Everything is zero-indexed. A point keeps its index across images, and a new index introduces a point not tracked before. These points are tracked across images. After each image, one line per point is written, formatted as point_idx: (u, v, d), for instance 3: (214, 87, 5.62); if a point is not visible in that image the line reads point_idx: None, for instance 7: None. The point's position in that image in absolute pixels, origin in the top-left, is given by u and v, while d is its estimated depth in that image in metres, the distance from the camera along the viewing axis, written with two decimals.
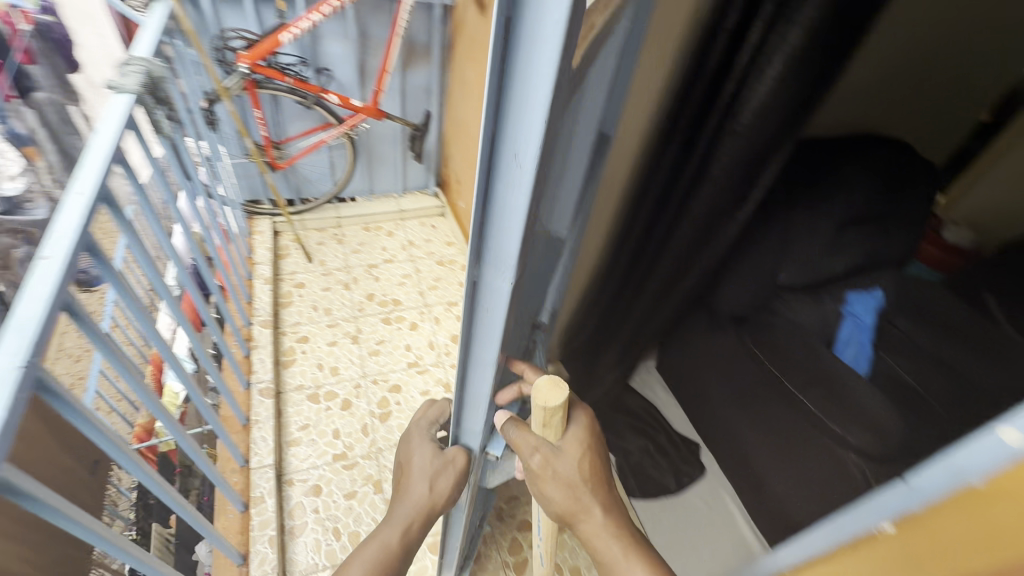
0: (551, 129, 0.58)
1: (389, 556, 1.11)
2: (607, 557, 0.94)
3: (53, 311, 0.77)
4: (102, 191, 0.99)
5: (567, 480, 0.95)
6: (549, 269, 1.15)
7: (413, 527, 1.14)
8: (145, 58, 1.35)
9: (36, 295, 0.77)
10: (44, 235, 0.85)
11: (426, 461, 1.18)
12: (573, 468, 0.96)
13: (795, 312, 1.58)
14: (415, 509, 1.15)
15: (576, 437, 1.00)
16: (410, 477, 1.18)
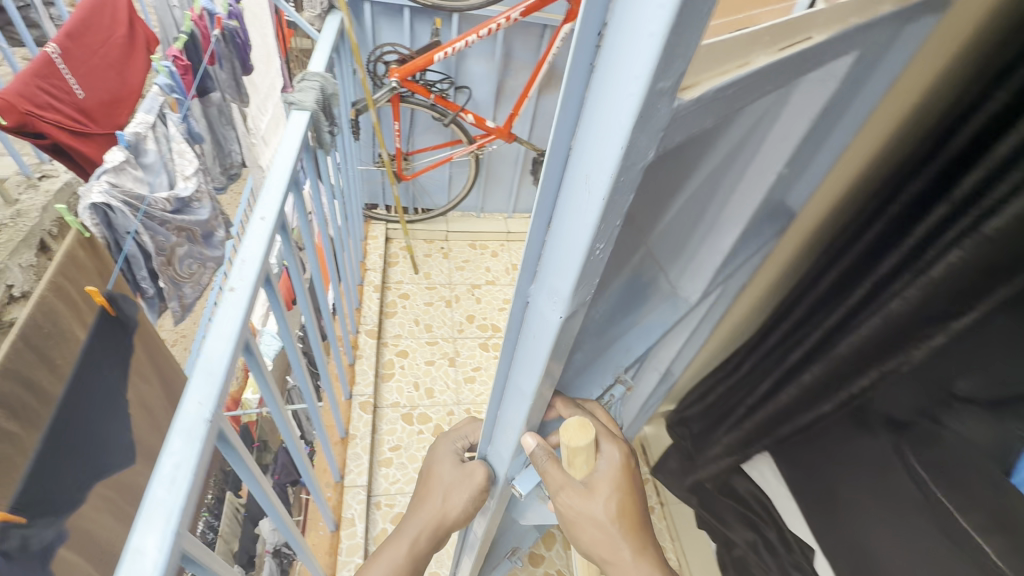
0: (637, 160, 0.46)
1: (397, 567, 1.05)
2: None
3: (236, 352, 0.74)
4: (281, 216, 0.98)
5: (594, 521, 0.84)
6: (629, 308, 1.00)
7: (420, 543, 1.07)
8: (320, 74, 1.36)
9: (222, 333, 0.74)
10: (232, 263, 0.84)
11: (444, 480, 1.12)
12: (605, 511, 0.84)
13: (964, 427, 1.13)
14: (428, 523, 1.07)
15: (614, 485, 0.86)
16: (430, 494, 1.12)
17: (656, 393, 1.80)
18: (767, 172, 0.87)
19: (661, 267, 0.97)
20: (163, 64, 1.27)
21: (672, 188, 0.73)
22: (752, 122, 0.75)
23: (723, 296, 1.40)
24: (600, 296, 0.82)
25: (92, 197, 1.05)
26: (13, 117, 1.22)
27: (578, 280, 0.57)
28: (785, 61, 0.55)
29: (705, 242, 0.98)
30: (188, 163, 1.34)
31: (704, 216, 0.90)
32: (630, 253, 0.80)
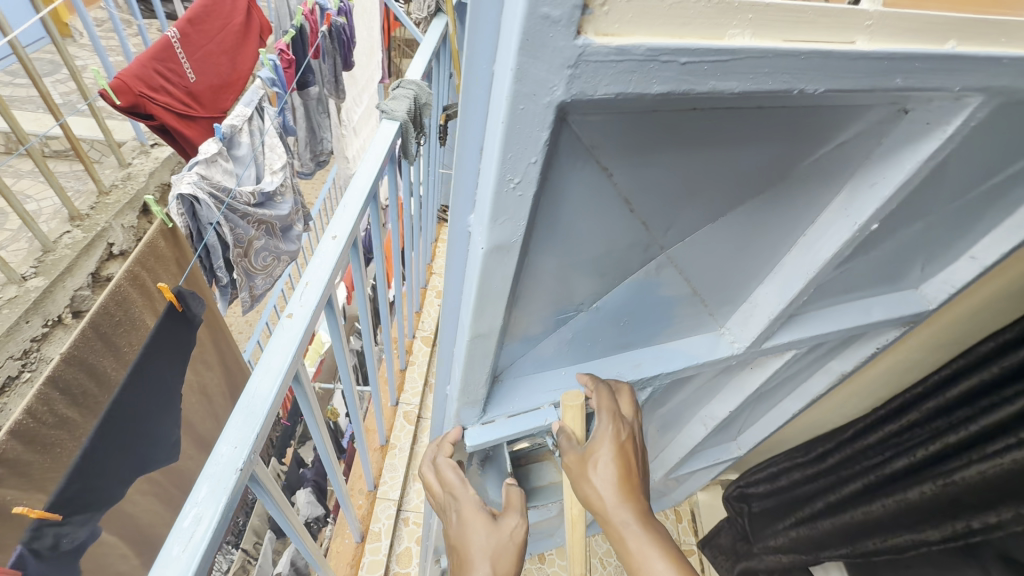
0: (539, 91, 0.37)
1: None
2: None
3: (282, 387, 0.69)
4: (354, 235, 0.93)
5: (595, 495, 0.70)
6: (649, 328, 0.84)
7: None
8: (417, 82, 1.32)
9: (272, 366, 0.69)
10: (296, 286, 0.79)
11: (489, 535, 0.73)
12: (606, 483, 0.71)
13: None
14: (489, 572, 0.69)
15: (619, 448, 0.73)
16: (467, 559, 0.71)
17: (717, 465, 1.65)
18: (846, 223, 0.65)
19: (691, 285, 0.79)
20: (268, 58, 1.28)
21: (687, 185, 0.55)
22: (830, 140, 0.56)
23: (820, 376, 1.24)
24: (581, 289, 0.68)
25: (180, 187, 1.05)
26: (127, 97, 1.26)
27: (492, 219, 0.47)
28: (849, 62, 0.40)
29: (749, 285, 0.80)
30: (277, 158, 1.36)
31: (753, 243, 0.71)
32: (630, 249, 0.63)
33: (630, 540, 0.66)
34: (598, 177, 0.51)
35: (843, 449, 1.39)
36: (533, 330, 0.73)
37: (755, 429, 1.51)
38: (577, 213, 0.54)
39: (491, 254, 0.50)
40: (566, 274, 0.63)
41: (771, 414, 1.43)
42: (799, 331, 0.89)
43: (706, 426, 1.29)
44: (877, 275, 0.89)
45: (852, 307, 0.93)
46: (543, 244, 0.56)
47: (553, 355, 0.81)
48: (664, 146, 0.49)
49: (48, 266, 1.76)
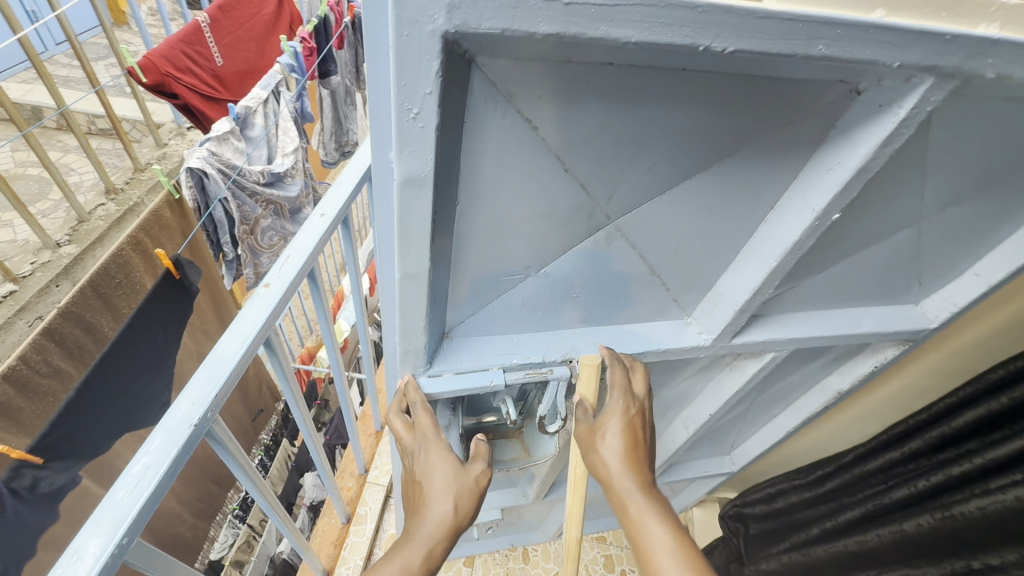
0: (420, 19, 0.50)
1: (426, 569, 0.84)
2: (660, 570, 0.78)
3: (249, 352, 0.71)
4: (343, 214, 0.95)
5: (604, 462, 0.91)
6: (607, 308, 1.02)
7: (437, 557, 0.86)
8: None
9: (241, 330, 0.72)
10: (277, 258, 0.82)
11: (450, 474, 0.90)
12: (614, 454, 0.91)
13: None
14: (434, 525, 0.86)
15: (627, 426, 0.93)
16: (426, 493, 0.89)
17: (711, 479, 1.63)
18: (806, 209, 0.80)
19: (647, 264, 0.96)
20: (289, 46, 1.33)
21: (624, 144, 0.75)
22: (778, 120, 0.74)
23: (815, 393, 1.22)
24: (521, 236, 0.84)
25: (191, 161, 1.11)
26: (152, 75, 1.33)
27: (400, 148, 0.61)
28: (757, 20, 0.53)
29: (719, 269, 0.98)
30: (290, 141, 1.41)
31: (687, 214, 0.87)
32: (559, 197, 0.80)
33: (631, 503, 0.86)
34: (524, 128, 0.70)
35: (841, 474, 1.33)
36: (479, 287, 0.90)
37: (748, 446, 1.48)
38: (489, 151, 0.71)
39: (404, 185, 0.64)
40: (486, 214, 0.79)
41: (761, 428, 1.41)
42: (775, 331, 1.04)
43: (687, 429, 1.39)
44: (846, 267, 0.96)
45: (825, 315, 1.05)
46: (472, 189, 0.74)
47: (507, 317, 0.97)
48: (570, 100, 0.68)
49: (82, 236, 1.88)
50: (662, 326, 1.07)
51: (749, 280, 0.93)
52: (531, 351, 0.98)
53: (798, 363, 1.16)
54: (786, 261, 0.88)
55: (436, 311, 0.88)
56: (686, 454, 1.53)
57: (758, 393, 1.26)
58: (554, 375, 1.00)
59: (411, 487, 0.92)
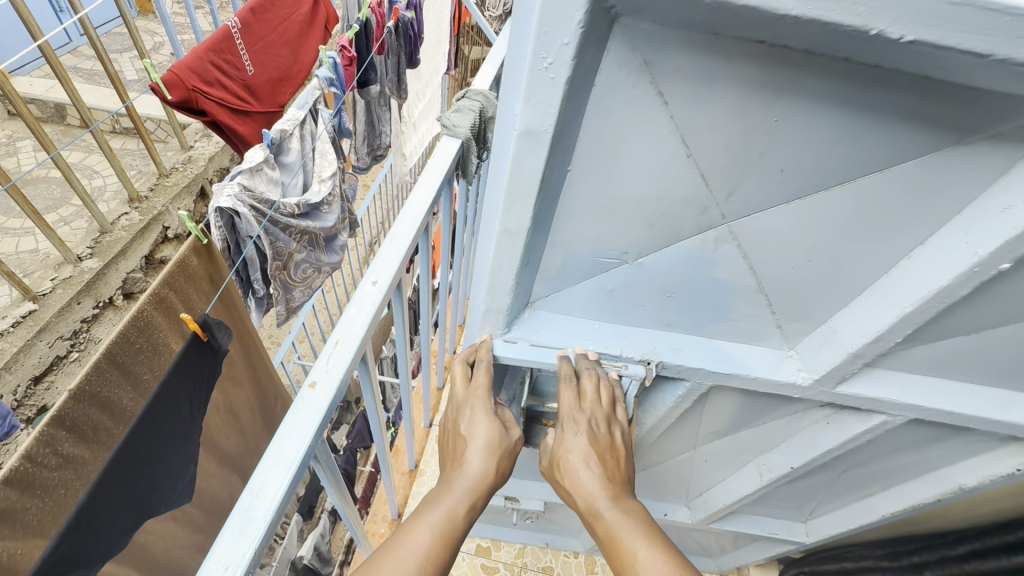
0: None
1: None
2: (623, 544, 0.63)
3: (296, 481, 0.58)
4: (397, 279, 0.80)
5: (569, 444, 0.75)
6: (700, 318, 0.82)
7: (462, 518, 0.65)
8: (485, 92, 1.16)
9: (284, 454, 0.58)
10: (324, 346, 0.68)
11: (497, 435, 0.75)
12: (577, 438, 0.75)
13: None
14: (458, 494, 0.67)
15: (593, 407, 0.77)
16: (464, 450, 0.74)
17: (780, 546, 1.45)
18: (962, 253, 0.58)
19: (754, 278, 0.73)
20: (327, 57, 1.18)
21: (754, 140, 0.57)
22: (938, 142, 0.54)
23: (929, 481, 1.01)
24: (623, 232, 0.71)
25: (220, 200, 0.98)
26: (178, 91, 1.19)
27: (524, 99, 0.55)
28: (954, 6, 0.41)
29: (836, 304, 0.73)
30: (327, 165, 1.27)
31: (810, 238, 0.66)
32: (679, 198, 0.65)
33: (587, 486, 0.71)
34: (652, 102, 0.57)
35: (944, 566, 1.16)
36: (572, 266, 0.77)
37: (827, 520, 1.29)
38: (607, 129, 0.60)
39: (520, 138, 0.58)
40: (601, 201, 0.67)
41: (847, 505, 1.22)
42: (890, 390, 0.80)
43: (762, 477, 1.09)
44: (1007, 347, 0.71)
45: (950, 387, 0.79)
46: (591, 163, 0.63)
47: (595, 304, 0.82)
48: (716, 81, 0.54)
49: (104, 248, 1.75)
50: (758, 355, 0.84)
51: (873, 321, 0.70)
52: (609, 341, 0.84)
53: (905, 446, 0.99)
54: (925, 310, 0.64)
55: (526, 277, 0.78)
56: (753, 510, 1.36)
57: (854, 462, 1.08)
58: (629, 374, 0.85)
59: (449, 445, 0.78)
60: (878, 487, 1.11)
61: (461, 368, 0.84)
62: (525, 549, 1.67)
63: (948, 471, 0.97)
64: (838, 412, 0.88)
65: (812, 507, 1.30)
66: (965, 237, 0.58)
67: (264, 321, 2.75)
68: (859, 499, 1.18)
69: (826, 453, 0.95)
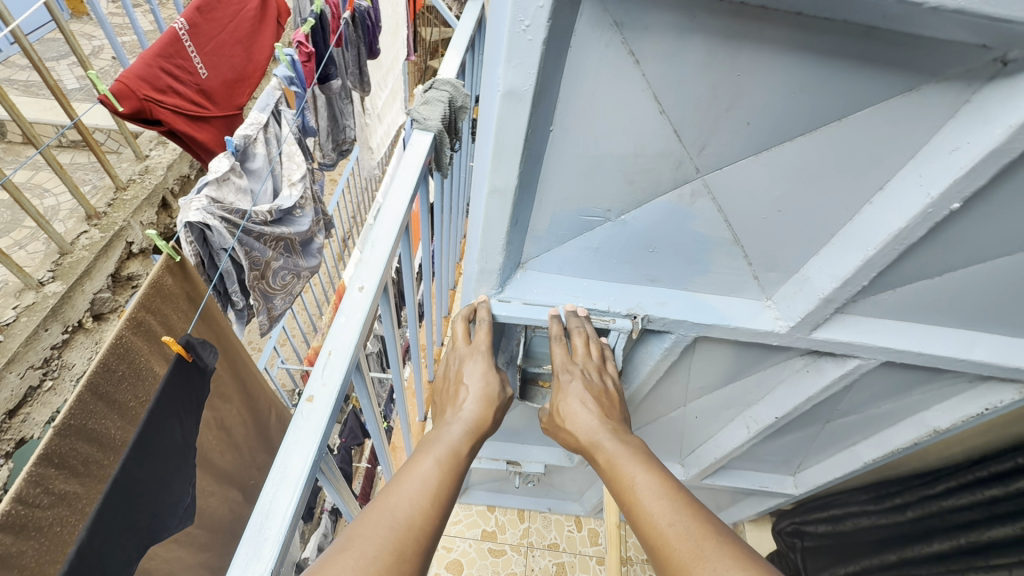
0: None
1: (441, 516, 0.47)
2: (632, 480, 0.53)
3: (304, 494, 0.58)
4: (383, 282, 0.79)
5: (566, 394, 0.68)
6: (682, 272, 0.73)
7: (462, 458, 0.56)
8: (452, 81, 1.13)
9: (291, 472, 0.57)
10: (318, 356, 0.67)
11: (496, 385, 0.69)
12: (575, 389, 0.69)
13: None
14: (452, 438, 0.58)
15: (588, 359, 0.72)
16: (459, 397, 0.67)
17: (773, 500, 1.50)
18: (916, 194, 0.56)
19: (731, 231, 0.67)
20: (285, 54, 1.13)
21: (719, 94, 0.54)
22: (888, 90, 0.51)
23: (905, 427, 1.05)
24: (611, 196, 0.65)
25: (189, 215, 0.94)
26: (130, 102, 1.13)
27: (504, 62, 0.52)
28: None
29: (805, 253, 0.68)
30: (296, 168, 1.23)
31: (776, 186, 0.61)
32: (657, 155, 0.60)
33: (584, 429, 0.63)
34: (624, 62, 0.53)
35: (925, 505, 1.24)
36: (560, 228, 0.69)
37: (811, 473, 1.33)
38: (584, 91, 0.55)
39: (502, 100, 0.53)
40: (591, 165, 0.61)
41: (831, 457, 1.25)
42: (859, 333, 0.76)
43: (749, 429, 1.08)
44: (975, 298, 0.72)
45: (920, 331, 0.78)
46: (571, 125, 0.58)
47: (583, 264, 0.74)
48: (688, 40, 0.50)
49: (67, 269, 1.68)
50: (740, 307, 0.76)
51: (841, 265, 0.65)
52: (595, 297, 0.75)
53: (880, 399, 1.01)
54: (887, 254, 0.61)
55: (516, 238, 0.70)
56: (743, 470, 1.40)
57: (834, 418, 1.11)
58: (616, 325, 0.75)
59: (440, 400, 0.70)
60: (859, 438, 1.15)
61: (461, 330, 0.75)
62: (530, 530, 1.71)
63: (930, 413, 1.00)
64: (815, 359, 0.86)
65: (800, 464, 1.34)
66: (920, 178, 0.55)
67: (247, 330, 2.71)
68: (842, 451, 1.21)
69: (809, 401, 0.93)
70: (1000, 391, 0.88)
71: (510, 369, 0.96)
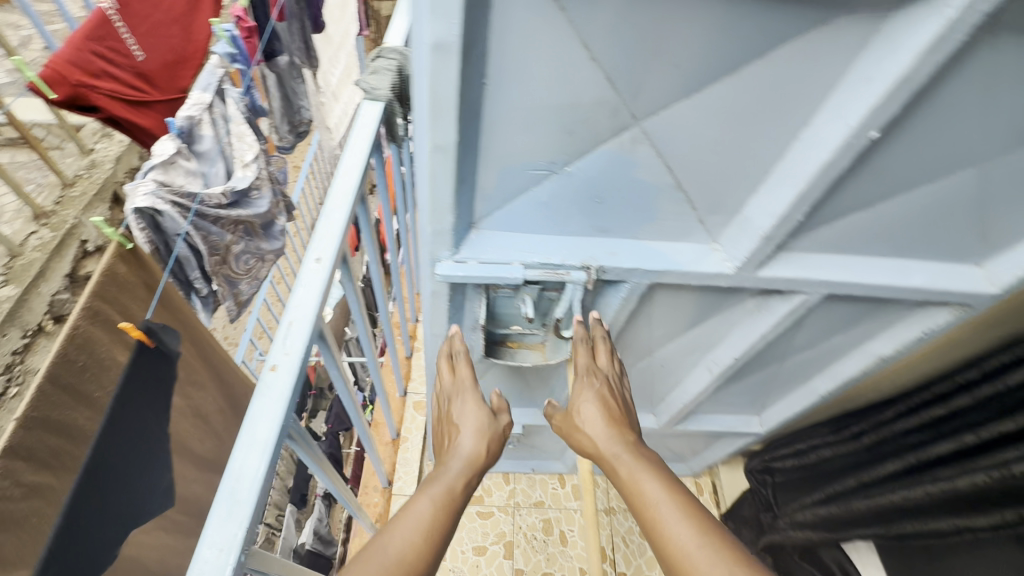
0: None
1: (427, 552, 0.58)
2: (650, 496, 0.65)
3: (272, 462, 0.59)
4: (341, 252, 0.80)
5: (585, 419, 0.81)
6: (631, 220, 0.75)
7: (457, 496, 0.69)
8: (400, 49, 1.12)
9: (257, 438, 0.59)
10: (278, 327, 0.68)
11: (485, 421, 0.83)
12: (590, 414, 0.81)
13: None
14: (451, 477, 0.71)
15: (602, 380, 0.85)
16: (459, 435, 0.81)
17: (742, 440, 1.58)
18: (838, 126, 0.58)
19: (673, 175, 0.69)
20: (224, 31, 1.08)
21: (645, 38, 0.55)
22: (803, 25, 0.53)
23: (854, 357, 1.11)
24: (553, 147, 0.65)
25: (136, 200, 0.92)
26: (62, 89, 1.10)
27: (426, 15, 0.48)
28: None
29: (745, 191, 0.71)
30: (248, 148, 1.20)
31: (709, 126, 0.63)
32: (592, 103, 0.61)
33: (602, 450, 0.77)
34: (549, 9, 0.52)
35: (879, 431, 1.32)
36: (509, 186, 0.68)
37: (774, 412, 1.40)
38: (512, 42, 0.55)
39: (429, 55, 0.50)
40: (529, 118, 0.61)
41: (791, 394, 1.32)
42: (801, 268, 0.80)
43: (711, 372, 1.13)
44: (904, 226, 0.76)
45: (858, 262, 0.82)
46: (504, 79, 0.58)
47: (535, 220, 0.73)
48: None
49: (19, 273, 1.62)
50: (690, 251, 0.78)
51: (777, 201, 0.68)
52: (549, 252, 0.75)
53: (831, 333, 1.07)
54: (817, 187, 0.64)
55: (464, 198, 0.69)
56: (712, 416, 1.47)
57: (791, 355, 1.16)
58: (573, 280, 0.76)
59: (444, 431, 0.86)
60: (815, 373, 1.21)
61: (449, 365, 0.92)
62: (516, 490, 1.77)
63: (876, 343, 1.06)
64: (765, 298, 0.90)
65: (764, 403, 1.40)
66: (841, 109, 0.57)
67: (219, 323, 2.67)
68: (801, 387, 1.28)
69: (763, 339, 0.98)
70: (935, 314, 0.93)
71: (473, 333, 0.97)
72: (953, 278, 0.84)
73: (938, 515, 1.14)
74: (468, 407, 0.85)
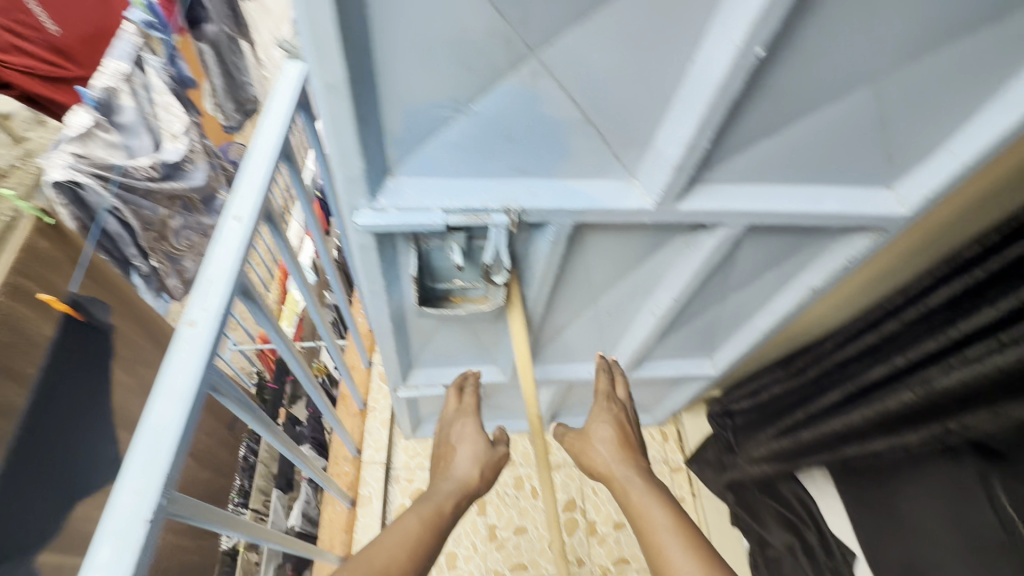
0: None
1: (410, 564, 0.71)
2: (643, 522, 0.81)
3: (191, 412, 0.60)
4: (263, 210, 0.79)
5: (599, 445, 0.98)
6: (545, 158, 0.75)
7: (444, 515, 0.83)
8: None
9: (175, 388, 0.59)
10: (196, 284, 0.68)
11: (483, 450, 0.98)
12: (605, 442, 0.98)
13: None
14: (445, 496, 0.87)
15: (615, 416, 1.02)
16: (456, 460, 0.96)
17: (699, 385, 1.64)
18: (726, 45, 0.59)
19: (579, 108, 0.71)
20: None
21: None
22: None
23: (789, 291, 1.15)
24: (453, 84, 0.66)
25: (54, 173, 1.05)
26: None
27: None
28: None
29: (653, 121, 0.72)
30: (175, 119, 1.30)
31: (603, 54, 0.65)
32: (485, 32, 0.62)
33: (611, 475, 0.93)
34: None
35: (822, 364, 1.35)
36: (417, 127, 0.69)
37: (725, 354, 1.45)
38: None
39: None
40: (425, 53, 0.62)
41: (738, 334, 1.36)
42: (718, 198, 0.82)
43: (655, 315, 1.16)
44: (812, 151, 0.79)
45: (775, 191, 0.84)
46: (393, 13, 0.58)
47: (452, 163, 0.74)
48: None
49: None
50: (606, 188, 0.80)
51: (682, 128, 0.69)
52: (469, 195, 0.76)
53: (765, 268, 1.10)
54: (717, 111, 0.65)
55: (373, 142, 0.69)
56: (666, 362, 1.51)
57: (731, 294, 1.20)
58: (494, 223, 0.77)
59: (439, 456, 1.00)
60: (756, 311, 1.26)
61: (457, 398, 1.09)
62: None
63: (808, 275, 1.10)
64: (693, 234, 0.93)
65: (713, 345, 1.44)
66: (725, 27, 0.59)
67: None
68: (746, 327, 1.33)
69: (697, 276, 1.01)
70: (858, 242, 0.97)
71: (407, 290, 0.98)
72: (868, 202, 0.87)
73: (873, 436, 1.16)
74: (466, 430, 1.01)
